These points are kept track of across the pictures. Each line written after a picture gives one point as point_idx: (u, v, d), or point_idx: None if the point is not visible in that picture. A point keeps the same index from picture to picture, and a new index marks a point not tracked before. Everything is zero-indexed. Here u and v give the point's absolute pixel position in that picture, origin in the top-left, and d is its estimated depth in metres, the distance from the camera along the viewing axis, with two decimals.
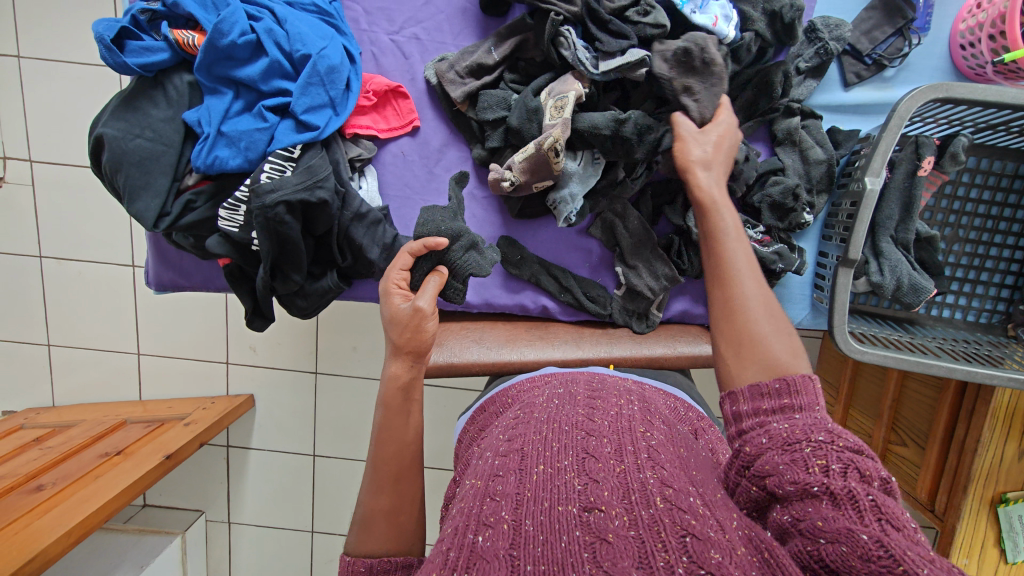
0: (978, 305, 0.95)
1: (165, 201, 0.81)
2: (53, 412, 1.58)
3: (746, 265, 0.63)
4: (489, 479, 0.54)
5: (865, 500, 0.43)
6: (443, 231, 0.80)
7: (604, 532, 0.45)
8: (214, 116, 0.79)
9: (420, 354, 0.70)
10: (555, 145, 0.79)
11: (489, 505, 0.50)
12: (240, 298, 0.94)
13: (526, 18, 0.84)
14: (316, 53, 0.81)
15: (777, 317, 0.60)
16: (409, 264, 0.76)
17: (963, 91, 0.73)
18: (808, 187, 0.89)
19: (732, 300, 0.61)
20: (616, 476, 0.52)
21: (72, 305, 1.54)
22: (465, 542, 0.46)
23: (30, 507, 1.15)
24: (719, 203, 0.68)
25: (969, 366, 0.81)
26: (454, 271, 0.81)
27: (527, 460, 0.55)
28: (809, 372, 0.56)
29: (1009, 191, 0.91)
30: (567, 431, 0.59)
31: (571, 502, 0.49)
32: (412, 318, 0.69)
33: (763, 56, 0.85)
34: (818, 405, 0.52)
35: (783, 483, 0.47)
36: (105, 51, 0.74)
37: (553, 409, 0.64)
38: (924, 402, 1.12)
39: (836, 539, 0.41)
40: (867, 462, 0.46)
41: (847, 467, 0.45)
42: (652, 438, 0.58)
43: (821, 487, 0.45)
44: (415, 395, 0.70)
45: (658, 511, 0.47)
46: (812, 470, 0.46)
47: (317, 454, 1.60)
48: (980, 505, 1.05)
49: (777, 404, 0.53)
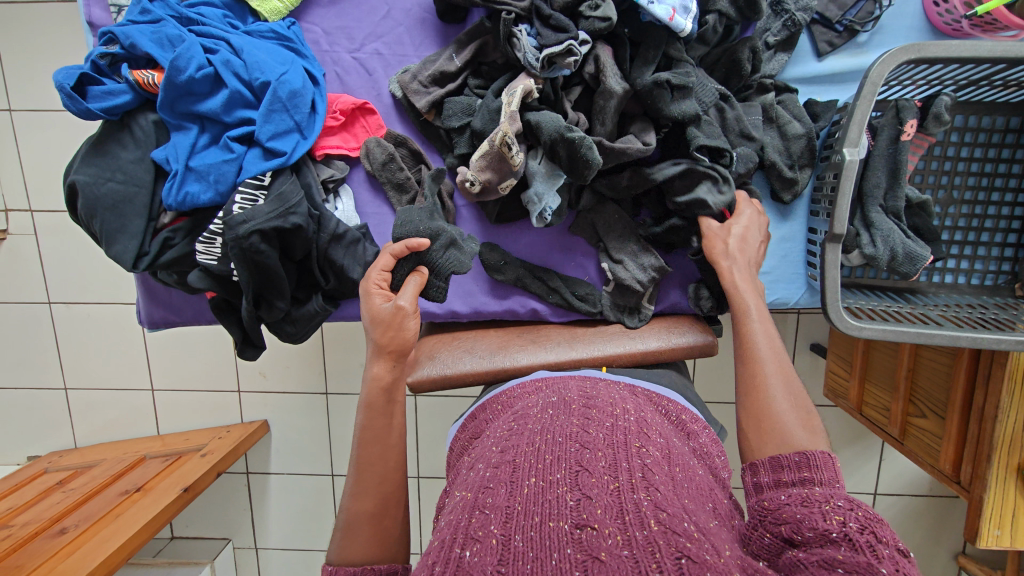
0: (982, 268, 0.91)
1: (142, 241, 0.81)
2: (76, 454, 1.61)
3: (768, 347, 0.69)
4: (478, 492, 0.52)
5: (884, 550, 0.44)
6: (421, 231, 0.79)
7: (596, 550, 0.44)
8: (181, 153, 0.79)
9: (402, 353, 0.71)
10: (506, 139, 0.78)
11: (477, 519, 0.48)
12: (229, 329, 0.94)
13: (485, 21, 0.85)
14: (275, 79, 0.80)
15: (797, 398, 0.64)
16: (390, 264, 0.76)
17: (937, 49, 0.70)
18: (789, 161, 0.87)
19: (754, 376, 0.67)
20: (610, 494, 0.50)
21: (83, 348, 1.56)
22: (451, 557, 0.45)
23: (54, 551, 1.16)
24: (742, 290, 0.77)
25: (974, 332, 0.78)
26: (436, 270, 0.79)
27: (518, 472, 0.53)
28: (828, 450, 0.59)
29: (1002, 146, 0.87)
30: (561, 443, 0.57)
31: (562, 518, 0.47)
32: (393, 316, 0.70)
33: (729, 35, 0.83)
34: (838, 483, 0.54)
35: (801, 529, 0.49)
36: (67, 99, 0.76)
37: (548, 419, 0.62)
38: (941, 369, 1.09)
39: (854, 571, 0.43)
40: (886, 529, 0.47)
41: (864, 525, 0.47)
42: (647, 455, 0.56)
43: (839, 533, 0.46)
44: (398, 396, 0.71)
45: (653, 533, 0.46)
46: (830, 520, 0.48)
47: (334, 474, 1.61)
48: (1006, 474, 1.01)
49: (796, 477, 0.56)
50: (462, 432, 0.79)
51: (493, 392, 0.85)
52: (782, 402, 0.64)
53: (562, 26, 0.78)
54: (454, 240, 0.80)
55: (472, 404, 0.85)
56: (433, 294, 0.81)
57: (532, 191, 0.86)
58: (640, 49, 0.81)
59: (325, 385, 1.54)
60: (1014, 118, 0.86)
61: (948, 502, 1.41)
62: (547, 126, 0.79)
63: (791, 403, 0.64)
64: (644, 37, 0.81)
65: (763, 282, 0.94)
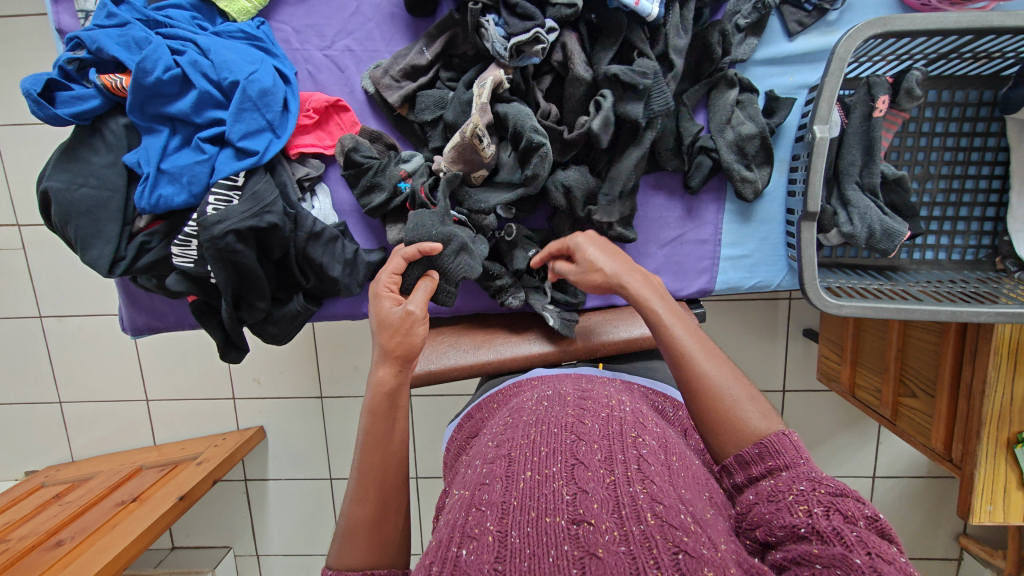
0: (963, 242, 0.91)
1: (119, 246, 0.81)
2: (72, 468, 1.61)
3: (699, 343, 0.63)
4: (476, 489, 0.52)
5: (851, 535, 0.43)
6: (433, 235, 0.81)
7: (593, 546, 0.43)
8: (151, 156, 0.79)
9: (408, 358, 0.69)
10: (476, 132, 0.78)
11: (474, 516, 0.48)
12: (210, 332, 0.93)
13: (454, 13, 0.84)
14: (244, 78, 0.80)
15: (742, 383, 0.61)
16: (401, 268, 0.77)
17: (903, 23, 0.70)
18: (745, 162, 0.87)
19: (694, 378, 0.61)
20: (607, 488, 0.49)
21: (75, 360, 1.56)
22: (448, 556, 0.44)
23: (48, 565, 1.15)
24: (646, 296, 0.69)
25: (953, 305, 0.78)
26: (447, 275, 0.82)
27: (514, 466, 0.52)
28: (784, 429, 0.57)
29: (977, 119, 0.87)
30: (556, 434, 0.56)
31: (559, 514, 0.46)
32: (403, 321, 0.70)
33: (700, 18, 0.84)
34: (803, 459, 0.53)
35: (773, 530, 0.47)
36: (34, 105, 0.76)
37: (542, 411, 0.62)
38: (928, 347, 1.09)
39: (831, 564, 0.42)
40: (850, 504, 0.47)
41: (829, 509, 0.46)
42: (643, 446, 0.55)
43: (807, 528, 0.45)
44: (401, 401, 0.69)
45: (650, 527, 0.44)
46: (796, 512, 0.47)
47: (333, 477, 1.60)
48: (996, 449, 1.01)
49: (763, 467, 0.54)
50: (458, 432, 0.78)
51: (490, 391, 0.84)
52: (728, 397, 0.59)
53: (528, 14, 0.77)
54: (464, 245, 0.82)
55: (468, 403, 0.85)
56: (441, 298, 0.85)
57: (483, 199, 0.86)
58: (605, 37, 0.81)
59: (319, 388, 1.54)
60: (986, 91, 0.86)
61: (947, 482, 1.41)
62: (514, 118, 0.80)
63: (737, 389, 0.60)
64: (606, 24, 0.80)
65: (745, 265, 0.94)
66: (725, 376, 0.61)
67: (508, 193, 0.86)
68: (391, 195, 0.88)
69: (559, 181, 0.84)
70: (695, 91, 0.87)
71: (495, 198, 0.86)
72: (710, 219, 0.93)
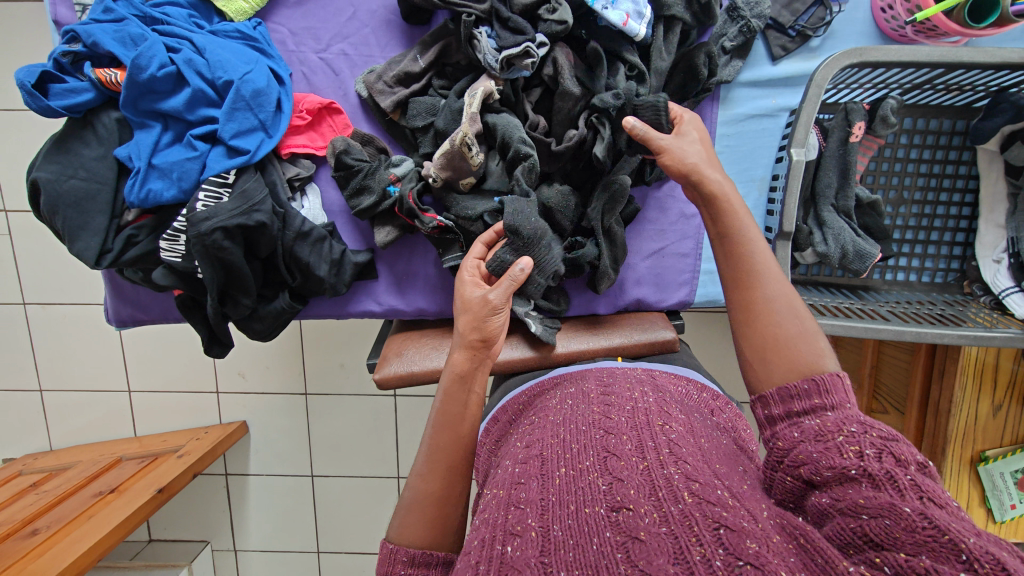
0: (933, 265, 0.95)
1: (105, 238, 0.82)
2: (51, 456, 1.60)
3: (768, 264, 0.61)
4: (512, 488, 0.53)
5: (904, 479, 0.43)
6: (530, 225, 0.79)
7: (635, 530, 0.45)
8: (143, 151, 0.80)
9: (482, 344, 0.74)
10: (466, 140, 0.80)
11: (514, 514, 0.49)
12: (195, 327, 0.94)
13: (448, 23, 0.86)
14: (238, 78, 0.81)
15: (804, 317, 0.58)
16: (482, 252, 0.83)
17: (879, 54, 0.72)
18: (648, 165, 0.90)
19: (755, 304, 0.60)
20: (641, 474, 0.50)
21: (59, 349, 1.55)
22: (494, 553, 0.45)
23: (24, 553, 1.16)
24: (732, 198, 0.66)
25: (918, 326, 0.80)
26: (541, 268, 0.83)
27: (547, 465, 0.54)
28: (840, 372, 0.55)
29: (949, 148, 0.91)
30: (585, 431, 0.58)
31: (597, 503, 0.48)
32: (482, 306, 0.74)
33: (687, 39, 0.85)
34: (852, 402, 0.51)
35: (819, 469, 0.47)
36: (26, 96, 0.76)
37: (568, 410, 0.64)
38: (899, 365, 1.13)
39: (878, 514, 0.41)
40: (902, 447, 0.45)
41: (882, 451, 0.45)
42: (671, 431, 0.56)
43: (859, 470, 0.44)
44: (474, 385, 0.72)
45: (688, 506, 0.46)
46: (847, 454, 0.46)
47: (316, 475, 1.61)
48: (960, 466, 1.06)
49: (808, 405, 0.52)
50: (486, 435, 0.74)
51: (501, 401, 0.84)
52: (788, 330, 0.57)
53: (520, 29, 0.79)
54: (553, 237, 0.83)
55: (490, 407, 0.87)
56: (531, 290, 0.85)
57: (471, 205, 0.88)
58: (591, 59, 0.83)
59: (304, 386, 1.55)
60: (959, 121, 0.90)
61: None
62: (504, 128, 0.81)
63: (796, 325, 0.58)
64: (595, 40, 0.81)
65: None
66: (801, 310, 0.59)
67: (494, 201, 0.88)
68: (380, 198, 0.89)
69: (540, 199, 0.86)
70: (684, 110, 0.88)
71: (473, 203, 0.88)
72: (692, 234, 0.96)
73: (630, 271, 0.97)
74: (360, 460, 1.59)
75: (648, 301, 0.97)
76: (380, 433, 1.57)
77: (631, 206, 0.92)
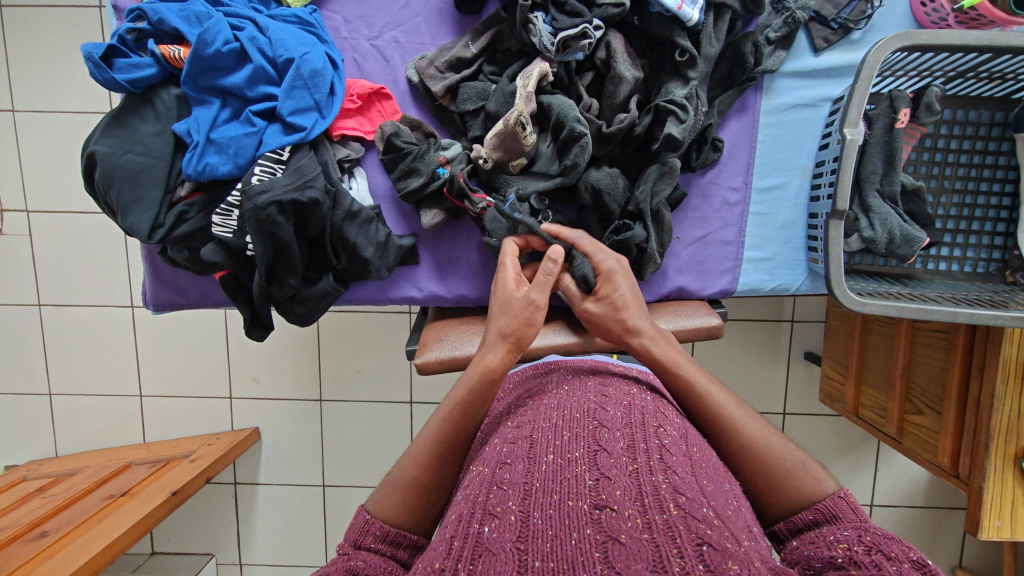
0: (975, 255, 0.95)
1: (158, 213, 0.82)
2: (56, 462, 1.56)
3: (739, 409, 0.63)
4: (496, 467, 0.52)
5: (889, 567, 0.44)
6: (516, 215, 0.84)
7: (616, 532, 0.42)
8: (202, 125, 0.81)
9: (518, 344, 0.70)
10: (521, 119, 0.81)
11: (495, 495, 0.48)
12: (239, 307, 0.93)
13: (501, 11, 0.89)
14: (298, 57, 0.83)
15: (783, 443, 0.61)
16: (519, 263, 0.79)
17: (929, 37, 0.74)
18: (697, 148, 0.92)
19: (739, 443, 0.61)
20: (630, 476, 0.49)
21: (74, 350, 1.53)
22: (470, 532, 0.44)
23: (32, 555, 1.11)
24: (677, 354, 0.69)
25: (971, 309, 0.80)
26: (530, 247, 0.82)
27: (535, 448, 0.54)
28: (839, 491, 0.56)
29: (989, 138, 0.93)
30: (579, 419, 0.58)
31: (581, 499, 0.46)
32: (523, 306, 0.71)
33: (734, 30, 0.88)
34: (861, 520, 0.53)
35: (813, 562, 0.49)
36: (94, 68, 0.78)
37: (565, 396, 0.64)
38: (936, 365, 1.12)
39: None
40: (894, 547, 0.46)
41: (871, 549, 0.47)
42: (665, 436, 0.56)
43: (844, 558, 0.47)
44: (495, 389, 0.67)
45: (672, 517, 0.44)
46: (835, 549, 0.48)
47: (328, 484, 1.57)
48: (1005, 462, 1.03)
49: (812, 518, 0.55)
50: None
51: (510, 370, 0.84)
52: (785, 462, 0.58)
53: (576, 11, 0.82)
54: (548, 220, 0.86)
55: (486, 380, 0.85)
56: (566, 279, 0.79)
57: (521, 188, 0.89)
58: (651, 62, 0.89)
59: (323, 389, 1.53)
60: (998, 112, 0.92)
61: (940, 509, 1.48)
62: (559, 108, 0.83)
63: (787, 454, 0.59)
64: (648, 24, 0.84)
65: (765, 268, 0.97)
66: (777, 444, 0.60)
67: (544, 182, 0.89)
68: (429, 179, 0.90)
69: (590, 181, 0.87)
70: (730, 97, 0.90)
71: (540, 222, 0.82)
72: (734, 222, 0.97)
73: (673, 259, 0.97)
74: (374, 469, 1.56)
75: (689, 290, 0.97)
76: (396, 440, 1.54)
77: (678, 190, 0.93)
